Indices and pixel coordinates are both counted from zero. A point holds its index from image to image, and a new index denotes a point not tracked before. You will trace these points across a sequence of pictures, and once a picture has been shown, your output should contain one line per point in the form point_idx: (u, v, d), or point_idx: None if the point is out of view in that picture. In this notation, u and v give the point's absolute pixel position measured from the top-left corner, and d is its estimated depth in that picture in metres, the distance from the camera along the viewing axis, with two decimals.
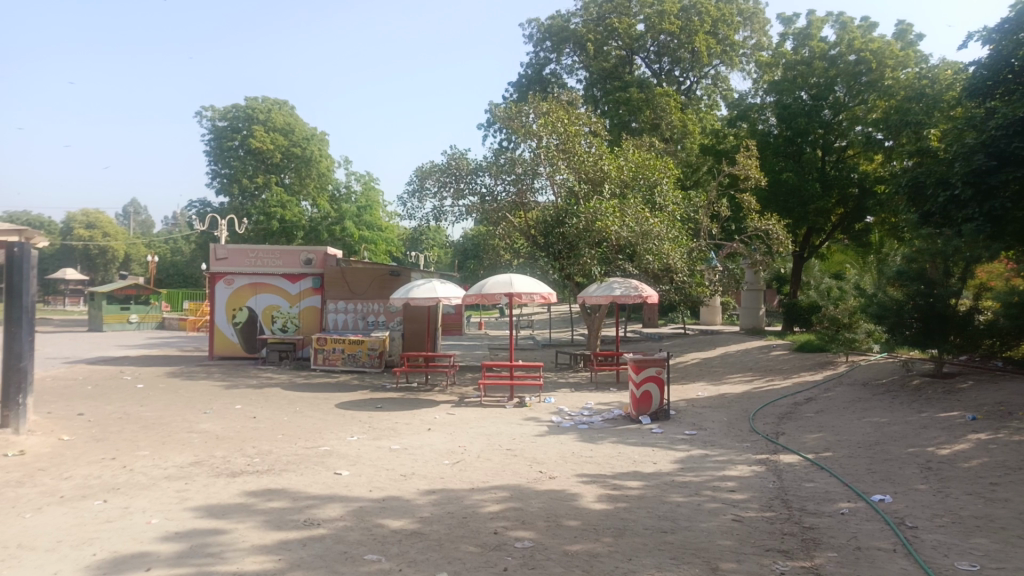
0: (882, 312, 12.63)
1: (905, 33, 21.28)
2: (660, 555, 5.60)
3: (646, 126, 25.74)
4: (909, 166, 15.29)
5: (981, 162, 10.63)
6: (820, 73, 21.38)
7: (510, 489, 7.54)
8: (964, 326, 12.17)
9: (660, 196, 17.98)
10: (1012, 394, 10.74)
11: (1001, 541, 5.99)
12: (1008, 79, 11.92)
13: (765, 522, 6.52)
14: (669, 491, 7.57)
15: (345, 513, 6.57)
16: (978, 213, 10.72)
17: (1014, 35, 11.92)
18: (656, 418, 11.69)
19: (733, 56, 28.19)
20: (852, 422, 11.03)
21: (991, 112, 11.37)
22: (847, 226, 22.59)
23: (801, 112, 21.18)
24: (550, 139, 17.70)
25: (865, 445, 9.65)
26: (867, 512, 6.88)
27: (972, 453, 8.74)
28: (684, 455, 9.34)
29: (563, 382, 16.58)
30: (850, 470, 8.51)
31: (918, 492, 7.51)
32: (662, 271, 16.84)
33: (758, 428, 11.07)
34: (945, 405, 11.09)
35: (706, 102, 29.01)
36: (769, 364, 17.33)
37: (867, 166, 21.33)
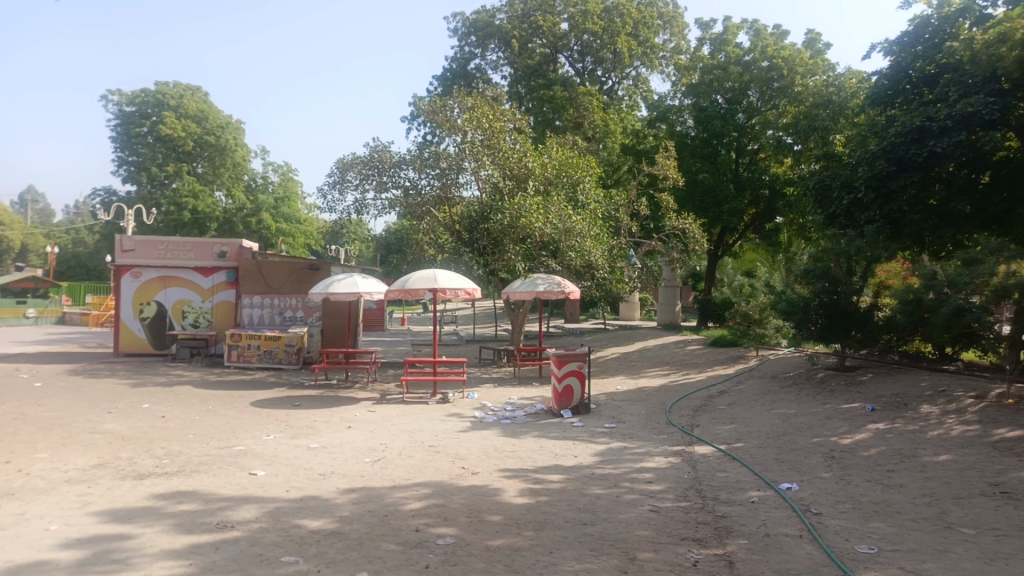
0: (789, 309, 13.20)
1: (814, 42, 22.29)
2: (580, 547, 5.69)
3: (570, 125, 25.94)
4: (818, 168, 16.12)
5: (883, 167, 11.39)
6: (735, 77, 22.08)
7: (432, 486, 7.49)
8: (865, 322, 12.86)
9: (582, 194, 18.28)
10: (908, 386, 11.42)
11: (896, 525, 6.37)
12: (907, 89, 12.68)
13: (680, 512, 6.72)
14: (589, 484, 7.71)
15: (260, 515, 6.39)
16: (879, 215, 11.55)
17: (912, 48, 12.72)
18: (576, 412, 11.85)
19: (653, 58, 28.89)
20: (762, 414, 11.51)
21: (891, 119, 12.22)
22: (759, 226, 23.46)
23: (717, 115, 22.01)
24: (475, 134, 17.52)
25: (774, 436, 10.08)
26: (775, 500, 7.19)
27: (870, 442, 9.27)
28: (604, 448, 9.53)
29: (486, 377, 16.61)
30: (760, 460, 8.88)
31: (822, 480, 7.90)
32: (584, 268, 17.08)
33: (675, 421, 11.42)
34: (847, 397, 11.71)
35: (627, 102, 29.52)
36: (685, 358, 17.88)
37: (778, 168, 22.33)
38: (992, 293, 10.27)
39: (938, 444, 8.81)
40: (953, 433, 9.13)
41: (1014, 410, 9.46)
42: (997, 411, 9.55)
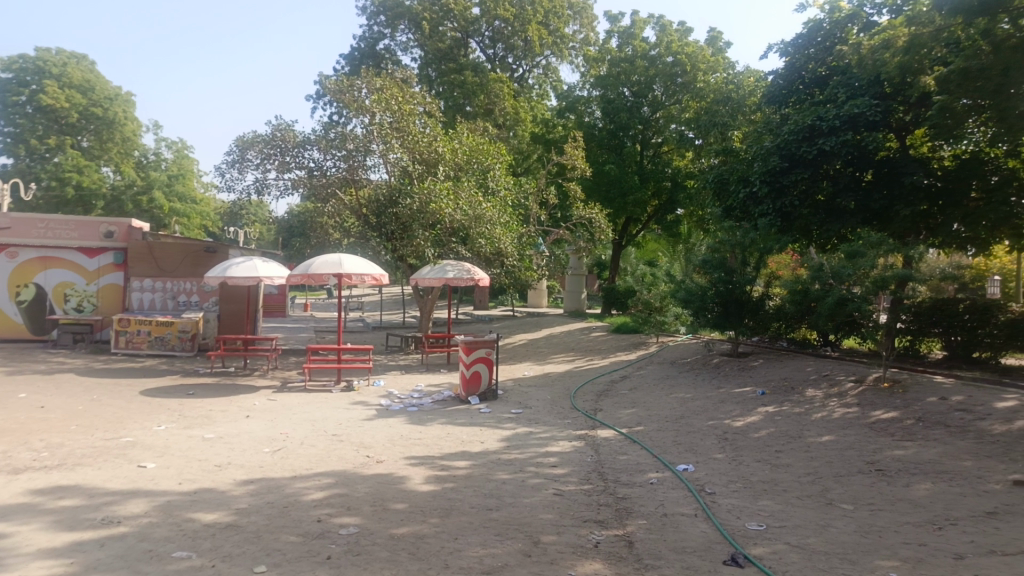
0: (688, 298, 13.65)
1: (715, 41, 23.10)
2: (485, 532, 5.71)
3: (480, 111, 25.69)
4: (717, 163, 16.85)
5: (777, 163, 12.60)
6: (642, 71, 22.52)
7: (335, 475, 7.34)
8: (756, 311, 13.47)
9: (492, 181, 18.32)
10: (794, 370, 12.13)
11: (783, 502, 6.75)
12: (800, 89, 13.52)
13: (583, 495, 6.86)
14: (495, 469, 7.75)
15: (150, 509, 6.07)
16: (772, 209, 12.96)
17: (805, 50, 13.47)
18: (484, 398, 11.87)
19: (563, 48, 29.19)
20: (661, 398, 11.92)
21: (785, 118, 13.15)
22: (660, 216, 23.95)
23: (623, 107, 22.56)
24: (384, 116, 17.23)
25: (672, 419, 10.46)
26: (672, 481, 7.46)
27: (760, 424, 9.77)
28: (510, 433, 9.61)
29: (392, 364, 16.42)
30: (659, 442, 9.19)
31: (715, 461, 8.26)
32: (494, 254, 17.24)
33: (579, 405, 11.66)
34: (739, 380, 12.35)
35: (537, 91, 29.70)
36: (590, 344, 18.28)
37: (679, 162, 23.07)
38: (872, 284, 10.86)
39: (822, 425, 9.39)
40: (834, 415, 9.75)
41: (888, 393, 10.20)
42: (873, 394, 10.28)
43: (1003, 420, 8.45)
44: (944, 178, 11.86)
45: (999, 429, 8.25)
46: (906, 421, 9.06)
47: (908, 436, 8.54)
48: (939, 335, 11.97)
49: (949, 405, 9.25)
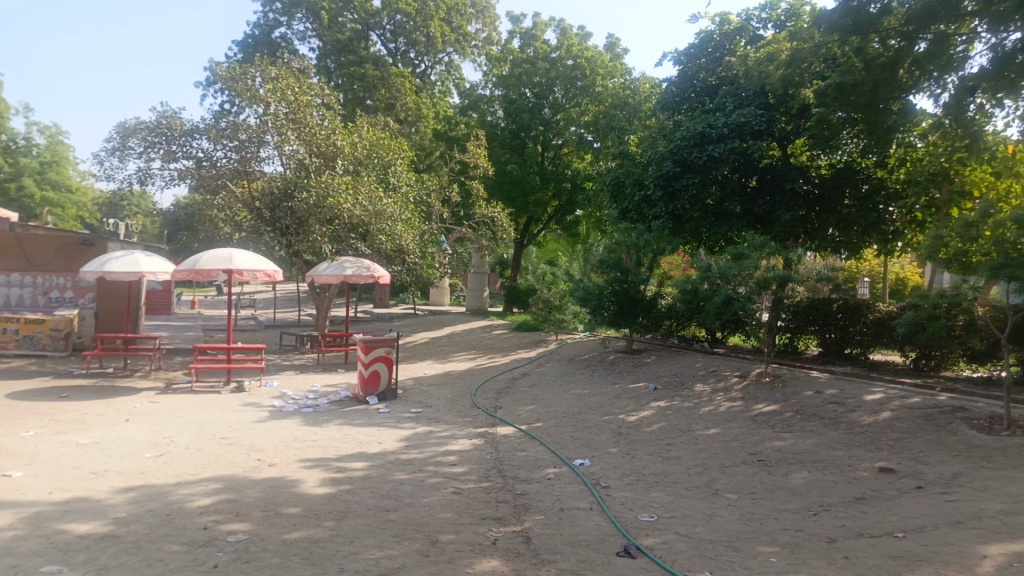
0: (585, 296, 13.91)
1: (614, 47, 23.69)
2: (382, 534, 5.63)
3: (380, 105, 25.20)
4: (615, 165, 17.36)
5: (670, 168, 13.08)
6: (542, 73, 22.83)
7: (223, 480, 7.02)
8: (650, 309, 13.92)
9: (393, 177, 18.02)
10: (684, 366, 12.64)
11: (673, 493, 7.02)
12: (692, 96, 14.09)
13: (482, 493, 6.88)
14: (393, 469, 7.65)
15: (16, 521, 5.60)
16: (664, 212, 13.51)
17: (697, 59, 14.04)
18: (383, 398, 11.68)
19: (466, 46, 29.14)
20: (559, 394, 12.16)
21: (677, 124, 13.68)
22: (560, 217, 24.32)
23: (525, 108, 22.82)
24: (279, 106, 16.61)
25: (569, 415, 10.67)
26: (569, 476, 7.61)
27: (653, 419, 10.12)
28: (409, 433, 9.51)
29: (287, 364, 15.90)
30: (556, 438, 9.35)
31: (610, 455, 8.48)
32: (395, 251, 16.98)
33: (479, 403, 11.69)
34: (633, 376, 12.76)
35: (439, 87, 29.46)
36: (491, 342, 18.37)
37: (579, 164, 23.36)
38: (755, 284, 11.47)
39: (709, 419, 9.82)
40: (721, 409, 10.24)
41: (769, 387, 10.80)
42: (756, 388, 10.85)
43: (870, 412, 9.13)
44: (821, 186, 12.74)
45: (867, 419, 8.90)
46: (785, 413, 9.62)
47: (787, 428, 9.08)
48: (815, 332, 12.91)
49: (823, 398, 9.90)
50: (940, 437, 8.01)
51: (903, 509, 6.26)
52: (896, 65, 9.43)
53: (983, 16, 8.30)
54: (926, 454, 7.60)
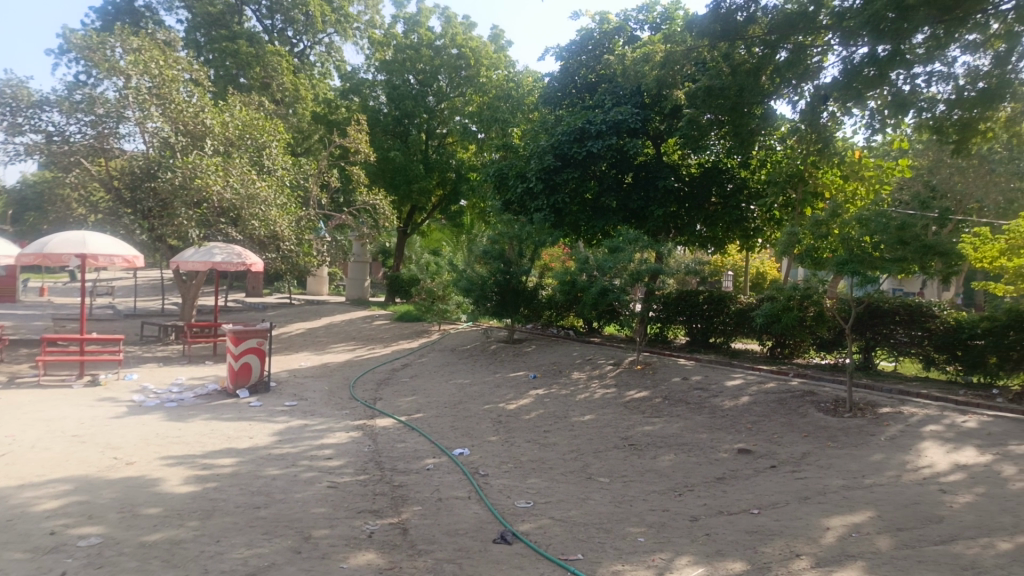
0: (469, 287, 13.92)
1: (498, 39, 23.80)
2: (251, 532, 5.41)
3: (255, 83, 24.05)
4: (498, 157, 17.46)
5: (551, 162, 13.31)
6: (427, 60, 22.57)
7: (74, 481, 6.50)
8: (531, 300, 14.16)
9: (267, 159, 17.22)
10: (563, 355, 12.96)
11: (550, 479, 7.18)
12: (572, 93, 14.45)
13: (358, 486, 6.76)
14: (265, 465, 7.36)
15: None
16: (546, 205, 13.72)
17: (578, 56, 14.38)
18: (254, 391, 11.21)
19: (348, 28, 28.32)
20: (440, 384, 12.14)
21: (558, 119, 13.94)
22: (444, 207, 24.21)
23: (408, 94, 22.50)
24: (141, 80, 15.60)
25: (450, 404, 10.67)
26: (447, 465, 7.62)
27: (531, 406, 10.31)
28: (283, 426, 9.18)
29: (150, 356, 14.93)
30: (436, 428, 9.33)
31: (489, 444, 8.56)
32: (268, 238, 16.28)
33: (357, 395, 11.47)
34: (514, 365, 12.93)
35: (319, 69, 28.49)
36: (371, 333, 18.06)
37: (463, 154, 23.37)
38: (629, 277, 11.80)
39: (585, 406, 10.13)
40: (596, 395, 10.57)
41: (641, 374, 11.28)
42: (629, 375, 11.30)
43: (731, 396, 9.72)
44: (690, 184, 13.40)
45: (728, 404, 9.47)
46: (655, 399, 10.08)
47: (657, 413, 9.51)
48: (683, 322, 13.69)
49: (690, 384, 10.45)
50: (792, 420, 8.65)
51: (758, 487, 6.71)
52: (759, 72, 9.96)
53: (835, 31, 9.22)
54: (779, 435, 8.19)
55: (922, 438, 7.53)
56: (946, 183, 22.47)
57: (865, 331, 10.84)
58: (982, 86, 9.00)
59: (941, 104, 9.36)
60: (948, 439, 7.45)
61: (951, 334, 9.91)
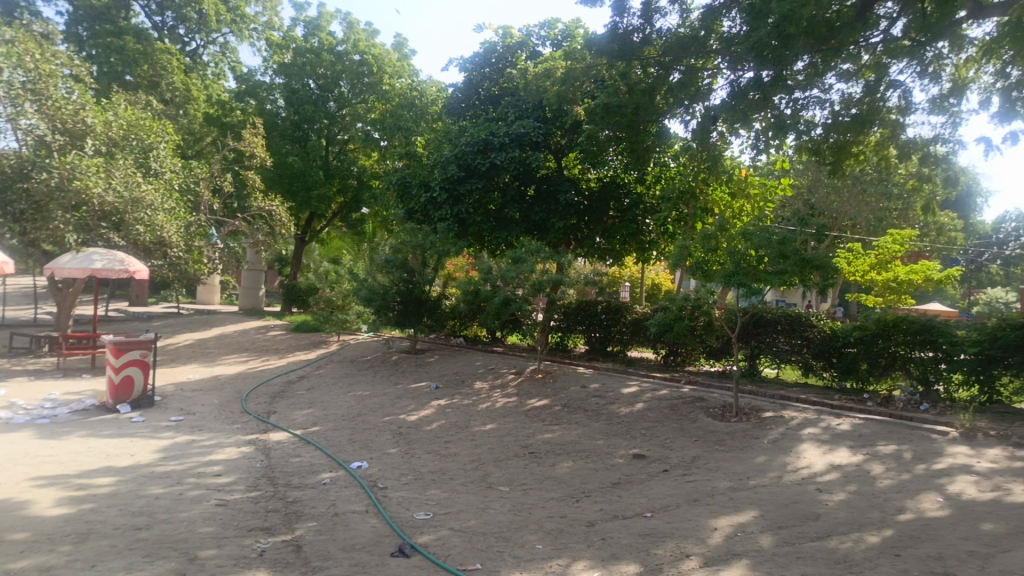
0: (369, 296, 13.67)
1: (401, 47, 23.65)
2: (131, 554, 5.10)
3: (143, 82, 22.83)
4: (400, 166, 17.34)
5: (455, 172, 13.31)
6: (327, 65, 22.13)
7: None
8: (434, 309, 14.11)
9: (155, 161, 16.47)
10: (466, 365, 12.95)
11: (449, 490, 7.15)
12: (476, 104, 14.58)
13: (249, 503, 6.50)
14: (147, 483, 6.96)
15: None
16: (449, 215, 13.66)
17: (481, 69, 14.50)
18: (137, 406, 10.59)
19: (244, 28, 27.39)
20: (338, 396, 11.86)
21: (463, 130, 13.97)
22: (344, 215, 23.80)
23: (307, 99, 21.99)
24: (14, 74, 14.45)
25: (348, 417, 10.44)
26: (345, 479, 7.45)
27: (432, 417, 10.24)
28: (168, 443, 8.71)
29: (20, 369, 13.84)
30: (333, 441, 9.10)
31: (388, 456, 8.44)
32: (155, 243, 15.44)
33: (250, 409, 11.03)
34: (415, 376, 12.81)
35: (213, 70, 27.40)
36: (265, 344, 17.46)
37: (365, 161, 23.06)
38: (531, 288, 11.90)
39: (485, 415, 10.16)
40: (497, 405, 10.63)
41: (541, 383, 11.43)
42: (529, 384, 11.42)
43: (627, 403, 10.01)
44: (589, 198, 13.76)
45: (624, 411, 9.75)
46: (555, 407, 10.23)
47: (556, 421, 9.66)
48: (582, 332, 14.03)
49: (588, 392, 10.69)
50: (684, 425, 9.00)
51: (651, 491, 6.93)
52: (653, 92, 10.35)
53: (724, 55, 9.78)
54: (671, 440, 8.49)
55: (801, 440, 8.00)
56: (823, 202, 24.03)
57: (750, 340, 11.51)
58: (854, 112, 9.73)
59: (818, 128, 10.02)
60: (824, 441, 7.95)
61: (827, 341, 10.60)
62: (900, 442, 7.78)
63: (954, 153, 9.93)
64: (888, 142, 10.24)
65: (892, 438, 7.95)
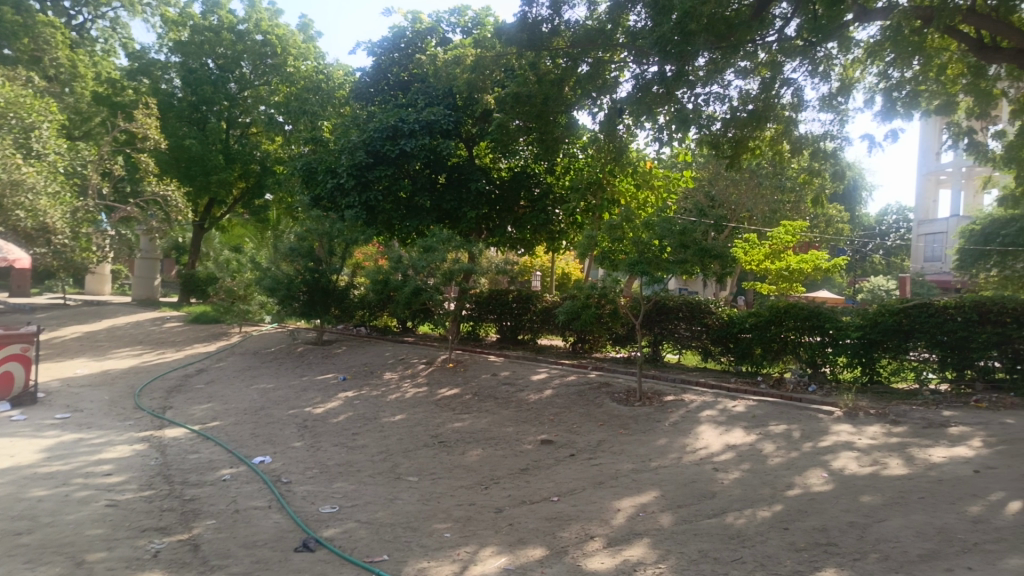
0: (273, 286, 13.25)
1: (306, 29, 22.92)
2: (10, 562, 4.77)
3: (22, 56, 21.14)
4: (306, 150, 16.85)
5: (363, 158, 13.02)
6: (228, 45, 21.24)
7: None
8: (342, 299, 13.87)
9: (37, 141, 15.37)
10: (374, 356, 12.79)
11: (356, 482, 7.06)
12: (385, 90, 14.34)
13: (142, 503, 6.20)
14: (28, 486, 6.51)
15: None
16: (357, 202, 13.29)
17: (390, 54, 14.28)
18: (17, 404, 9.90)
19: (136, 2, 25.84)
20: (240, 390, 11.46)
21: (371, 115, 13.70)
22: (246, 201, 22.98)
23: (206, 79, 21.04)
24: None
25: (250, 411, 10.11)
26: (246, 475, 7.22)
27: (339, 409, 10.06)
28: (52, 442, 8.19)
29: None
30: (234, 436, 8.79)
31: (293, 450, 8.23)
32: (37, 230, 14.41)
33: (144, 404, 10.50)
34: (322, 367, 12.54)
35: (102, 46, 25.75)
36: (161, 336, 16.66)
37: (269, 146, 22.31)
38: (442, 276, 11.86)
39: (394, 406, 10.06)
40: (406, 395, 10.55)
41: (452, 372, 11.43)
42: (440, 374, 11.40)
43: (536, 390, 10.16)
44: (500, 187, 13.80)
45: (533, 398, 9.88)
46: (465, 396, 10.25)
47: (466, 409, 9.69)
48: (494, 321, 14.11)
49: (498, 380, 10.77)
50: (590, 410, 9.21)
51: (559, 475, 7.07)
52: (562, 82, 10.46)
53: (629, 48, 9.98)
54: (578, 425, 8.68)
55: (699, 422, 8.35)
56: (723, 194, 24.90)
57: (653, 327, 11.90)
58: (751, 108, 10.19)
59: (718, 123, 10.37)
60: (721, 422, 8.32)
61: (725, 328, 11.06)
62: (789, 422, 8.25)
63: (841, 150, 10.61)
64: (782, 138, 10.73)
65: (782, 418, 8.41)
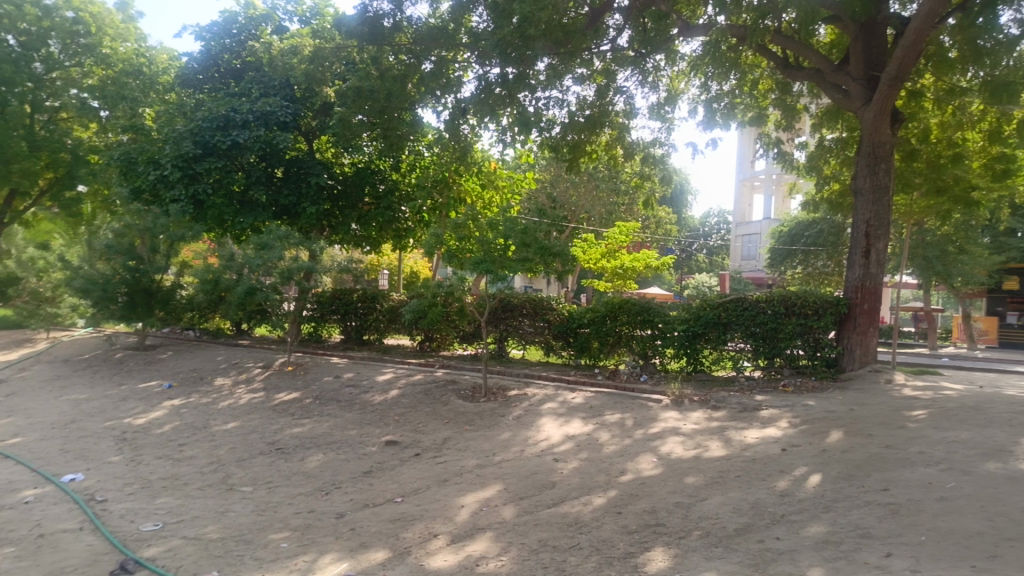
0: (86, 286, 12.06)
1: (126, 8, 21.10)
2: None
3: None
4: (125, 139, 15.60)
5: (189, 148, 12.24)
6: (32, 20, 18.85)
7: None
8: (167, 301, 12.84)
9: None
10: (205, 360, 12.03)
11: (183, 496, 6.59)
12: (216, 77, 13.53)
13: None
14: None
15: None
16: (184, 195, 12.46)
17: (221, 40, 13.46)
18: None
19: None
20: (47, 402, 10.34)
21: (199, 104, 12.86)
22: (55, 193, 20.72)
23: (6, 58, 18.51)
24: None
25: (58, 425, 9.15)
26: (53, 495, 6.52)
27: (164, 419, 9.35)
28: None
29: None
30: (39, 454, 7.90)
31: (110, 465, 7.55)
32: None
33: None
34: (145, 374, 11.60)
35: None
36: None
37: (82, 133, 20.39)
38: (280, 275, 11.34)
39: (227, 413, 9.51)
40: (240, 401, 10.00)
41: (291, 375, 10.97)
42: (277, 378, 10.92)
43: (381, 391, 10.00)
44: (343, 183, 13.41)
45: (377, 398, 9.71)
46: (305, 400, 9.88)
47: (305, 414, 9.34)
48: (338, 320, 13.73)
49: (340, 382, 10.48)
50: (434, 408, 9.20)
51: (402, 476, 7.00)
52: (405, 79, 10.35)
53: (472, 49, 10.08)
54: (422, 424, 8.64)
55: (541, 415, 8.59)
56: (564, 195, 25.79)
57: (498, 323, 12.13)
58: (587, 114, 10.62)
59: (557, 126, 10.73)
60: (561, 414, 8.62)
61: (565, 323, 11.48)
62: (623, 411, 8.69)
63: (669, 155, 11.38)
64: (616, 143, 11.33)
65: (617, 408, 8.85)
